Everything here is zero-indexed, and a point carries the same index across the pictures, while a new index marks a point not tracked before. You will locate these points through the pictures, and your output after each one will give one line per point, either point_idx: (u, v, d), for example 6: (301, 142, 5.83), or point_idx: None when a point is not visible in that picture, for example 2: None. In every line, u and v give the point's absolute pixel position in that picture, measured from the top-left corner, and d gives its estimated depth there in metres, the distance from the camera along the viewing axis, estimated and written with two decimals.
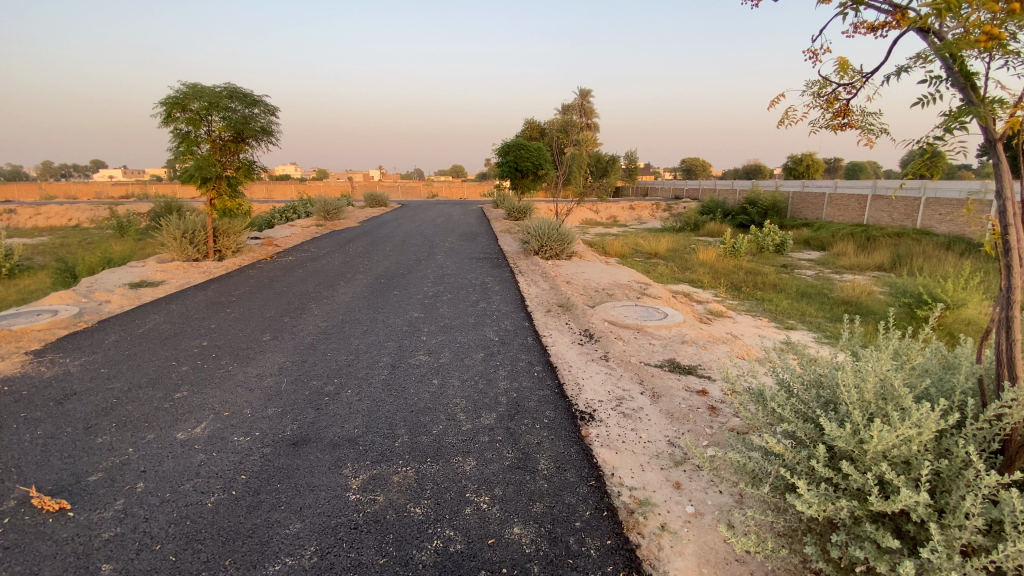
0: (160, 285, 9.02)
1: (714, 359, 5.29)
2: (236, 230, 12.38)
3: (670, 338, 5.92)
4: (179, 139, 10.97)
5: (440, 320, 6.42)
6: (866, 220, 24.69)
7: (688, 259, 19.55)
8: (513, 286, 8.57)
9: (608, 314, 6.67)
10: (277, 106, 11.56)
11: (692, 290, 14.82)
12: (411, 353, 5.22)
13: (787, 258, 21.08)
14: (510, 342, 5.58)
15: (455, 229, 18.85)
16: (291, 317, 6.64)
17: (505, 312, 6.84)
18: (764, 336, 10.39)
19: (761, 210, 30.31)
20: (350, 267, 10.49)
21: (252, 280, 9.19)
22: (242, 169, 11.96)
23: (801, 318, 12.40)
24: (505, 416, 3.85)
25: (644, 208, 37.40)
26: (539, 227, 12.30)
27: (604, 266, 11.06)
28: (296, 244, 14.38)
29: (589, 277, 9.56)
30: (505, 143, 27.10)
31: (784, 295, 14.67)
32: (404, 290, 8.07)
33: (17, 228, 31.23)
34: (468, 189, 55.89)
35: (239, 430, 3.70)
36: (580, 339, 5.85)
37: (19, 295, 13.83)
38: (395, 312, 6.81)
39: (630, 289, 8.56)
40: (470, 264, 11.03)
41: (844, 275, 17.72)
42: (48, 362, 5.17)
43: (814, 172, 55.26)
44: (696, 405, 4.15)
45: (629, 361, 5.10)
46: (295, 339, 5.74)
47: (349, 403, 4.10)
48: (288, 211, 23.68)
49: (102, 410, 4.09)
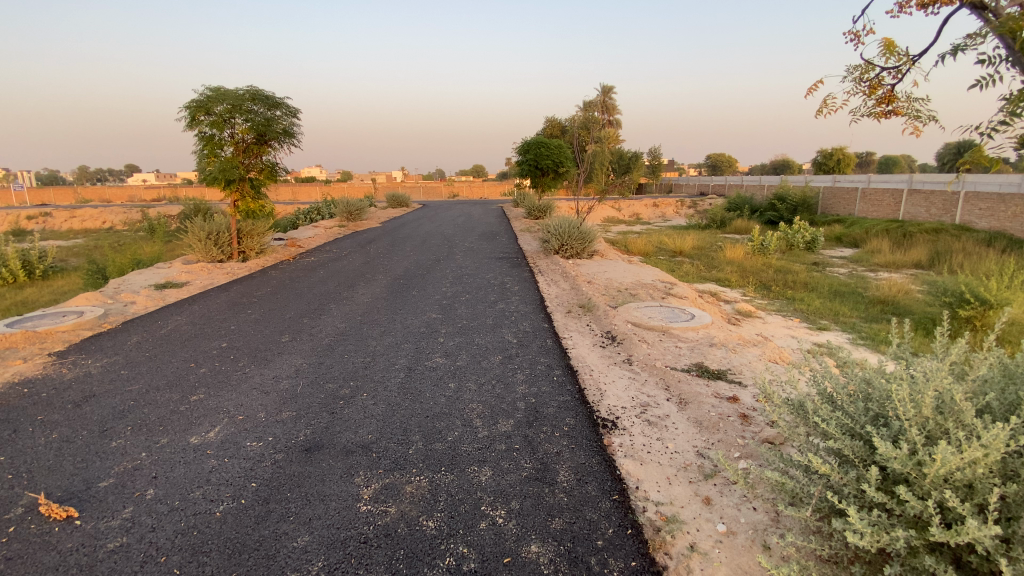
0: (185, 286, 9.16)
1: (745, 364, 5.02)
2: (260, 231, 12.52)
3: (698, 340, 5.66)
4: (204, 142, 11.13)
5: (458, 321, 6.29)
6: (901, 216, 23.69)
7: (714, 258, 19.05)
8: (533, 286, 8.39)
9: (632, 315, 6.44)
10: (298, 107, 11.64)
11: (718, 289, 14.41)
12: (428, 355, 5.10)
13: (818, 255, 20.37)
14: (529, 345, 5.41)
15: (475, 229, 18.78)
16: (310, 317, 6.62)
17: (525, 313, 6.68)
18: (795, 337, 9.99)
19: (790, 206, 29.41)
20: (370, 267, 10.49)
21: (274, 280, 9.25)
22: (265, 171, 12.08)
23: (834, 319, 11.90)
24: (523, 423, 3.67)
25: (667, 206, 36.76)
26: (560, 225, 12.10)
27: (627, 265, 10.79)
28: (318, 244, 14.52)
29: (611, 276, 9.32)
30: (525, 141, 26.96)
31: (815, 294, 14.14)
32: (422, 291, 7.99)
33: (55, 230, 32.54)
34: (489, 189, 55.94)
35: (253, 434, 3.63)
36: (603, 341, 5.65)
37: (54, 296, 14.34)
38: (413, 312, 6.72)
39: (654, 289, 8.30)
40: (490, 264, 10.90)
41: (879, 273, 17.01)
42: (71, 365, 5.29)
43: (845, 167, 53.51)
44: (726, 413, 3.92)
45: (654, 365, 4.89)
46: (312, 340, 5.70)
47: (364, 407, 3.99)
48: (312, 212, 24.03)
49: (119, 414, 4.11)
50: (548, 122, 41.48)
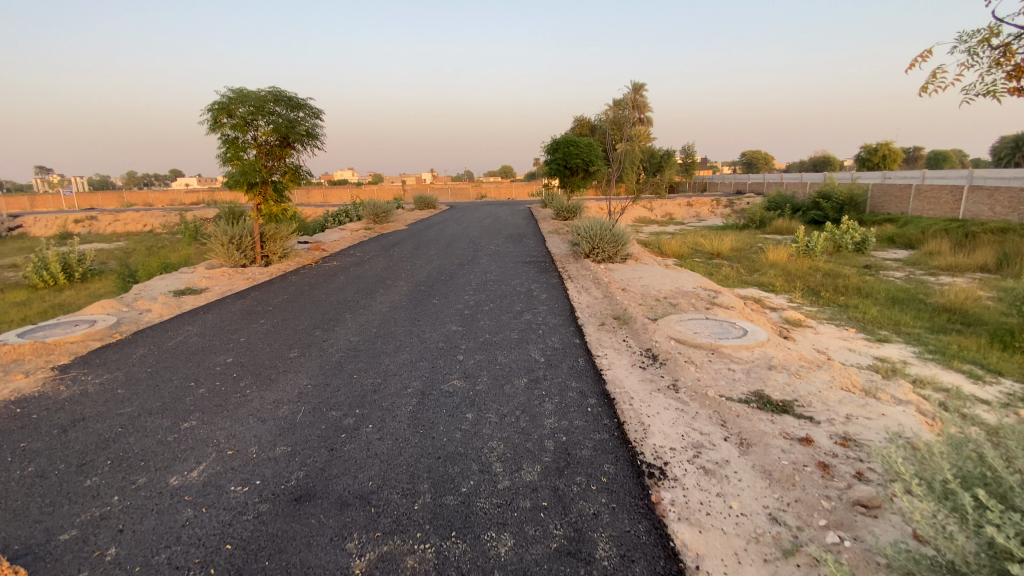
0: (204, 292, 8.92)
1: (814, 395, 4.28)
2: (284, 235, 12.29)
3: (754, 362, 4.94)
4: (227, 144, 10.93)
5: (480, 336, 5.71)
6: (962, 215, 21.91)
7: (755, 260, 17.95)
8: (562, 294, 7.75)
9: (675, 329, 5.73)
10: (320, 108, 11.35)
11: (761, 295, 13.43)
12: (444, 377, 4.52)
13: (869, 258, 19.01)
14: (558, 365, 4.78)
15: (502, 231, 18.26)
16: (324, 329, 6.16)
17: (554, 327, 6.03)
18: (853, 354, 9.03)
19: (836, 205, 27.74)
20: (391, 272, 10.05)
21: (293, 287, 8.91)
22: (288, 174, 11.85)
23: (894, 329, 10.80)
24: (552, 471, 3.06)
25: (703, 205, 35.46)
26: (591, 227, 11.42)
27: (664, 270, 10.03)
28: (343, 248, 14.24)
29: (648, 283, 8.61)
30: (554, 140, 26.33)
31: (870, 301, 13.03)
32: (443, 299, 7.47)
33: (99, 234, 33.83)
34: (517, 189, 55.43)
35: (238, 476, 3.14)
36: (643, 361, 4.98)
37: (86, 300, 14.53)
38: (433, 324, 6.19)
39: (696, 298, 7.57)
40: (516, 268, 10.30)
41: (940, 277, 15.66)
42: (69, 381, 4.96)
43: (892, 162, 50.57)
44: (802, 463, 3.22)
45: (705, 393, 4.21)
46: (322, 356, 5.23)
47: (367, 443, 3.45)
48: (341, 214, 24.00)
49: (102, 443, 3.70)
50: (577, 119, 40.61)
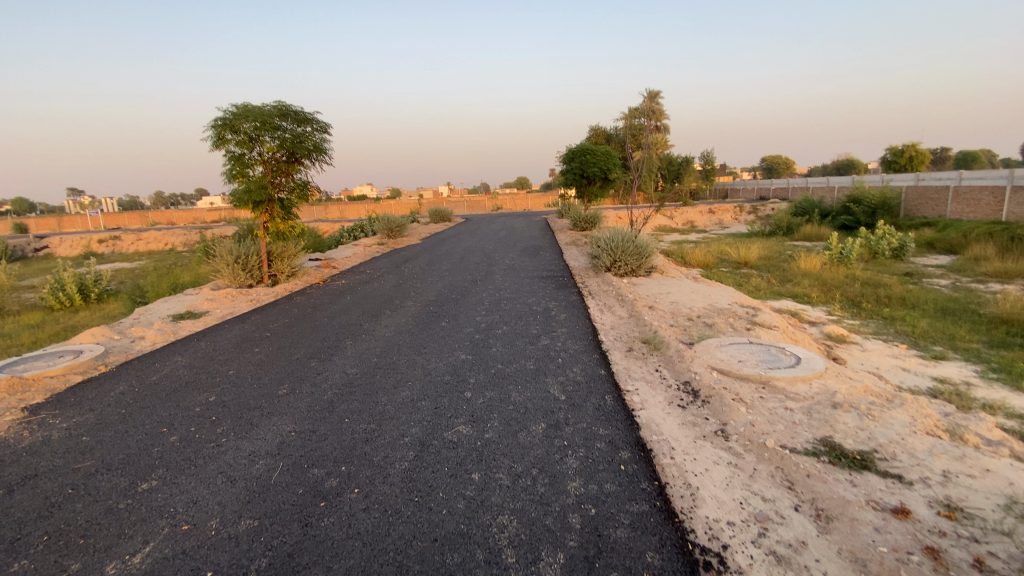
0: (203, 316, 8.47)
1: (897, 444, 3.50)
2: (292, 253, 11.86)
3: (815, 400, 4.18)
4: (232, 161, 10.56)
5: (491, 367, 5.02)
6: (1005, 216, 20.59)
7: (786, 269, 16.96)
8: (583, 314, 7.06)
9: (716, 357, 4.99)
10: (328, 122, 10.94)
11: (797, 307, 12.53)
12: (448, 422, 3.86)
13: (909, 264, 17.87)
14: (582, 406, 4.07)
15: (518, 244, 17.68)
16: (320, 359, 5.56)
17: (576, 354, 5.32)
18: (909, 375, 8.09)
19: (867, 209, 26.48)
20: (400, 291, 9.49)
21: (296, 309, 8.40)
22: (296, 190, 11.45)
23: (951, 345, 9.78)
24: (579, 564, 2.37)
25: (725, 212, 34.45)
26: (612, 238, 10.74)
27: (692, 283, 9.28)
28: (353, 265, 13.78)
29: (677, 299, 7.88)
30: (570, 149, 25.73)
31: (918, 312, 12.03)
32: (453, 322, 6.85)
33: (122, 253, 34.53)
34: (533, 201, 54.95)
35: (188, 565, 2.53)
36: (682, 400, 4.26)
37: (97, 321, 14.31)
38: (439, 352, 5.54)
39: (733, 317, 6.81)
40: (533, 285, 9.62)
41: (991, 284, 14.50)
42: (35, 425, 4.45)
43: (920, 163, 48.71)
44: (906, 549, 2.46)
45: (763, 443, 3.48)
46: (313, 393, 4.63)
47: (349, 516, 2.81)
48: (355, 229, 23.73)
49: (44, 511, 3.13)
50: (594, 129, 40.05)
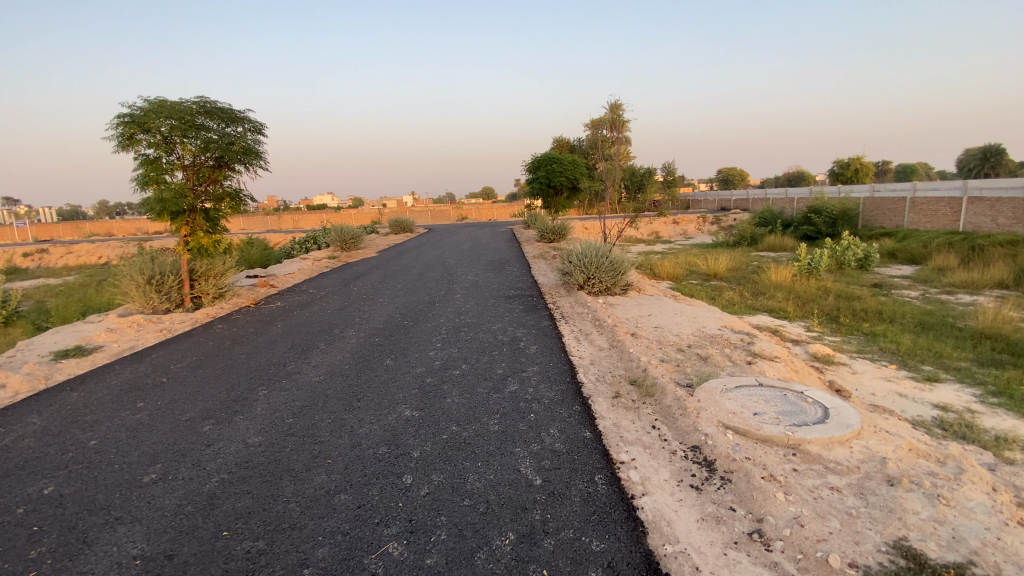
0: (95, 352, 6.89)
1: (999, 550, 2.54)
2: (220, 271, 10.30)
3: (864, 474, 3.22)
4: (144, 165, 8.96)
5: (442, 429, 3.81)
6: (962, 227, 21.01)
7: (757, 281, 16.51)
8: (557, 345, 5.98)
9: (726, 409, 3.96)
10: (263, 122, 9.55)
11: (775, 324, 11.91)
12: (373, 536, 2.65)
13: (875, 275, 17.80)
14: (565, 497, 2.94)
15: (482, 257, 16.56)
16: (217, 421, 4.23)
17: (552, 406, 4.18)
18: (908, 403, 7.42)
19: (828, 219, 26.76)
20: (344, 316, 8.18)
21: (213, 342, 6.96)
22: (225, 200, 9.96)
23: (939, 364, 9.25)
24: None
25: (689, 223, 34.51)
26: (584, 252, 9.75)
27: (674, 303, 8.40)
28: (296, 283, 12.29)
29: (662, 323, 6.93)
30: (535, 157, 24.89)
31: (897, 327, 11.62)
32: (401, 358, 5.62)
33: (50, 268, 31.55)
34: (498, 210, 54.02)
35: None
36: (695, 477, 3.20)
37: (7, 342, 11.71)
38: (377, 405, 4.31)
39: (730, 346, 5.89)
40: (498, 306, 8.51)
41: (959, 295, 14.39)
42: None
43: (865, 176, 50.80)
44: None
45: (824, 561, 2.43)
46: (192, 483, 3.32)
47: None
48: (307, 241, 22.06)
49: None
50: (559, 139, 39.59)
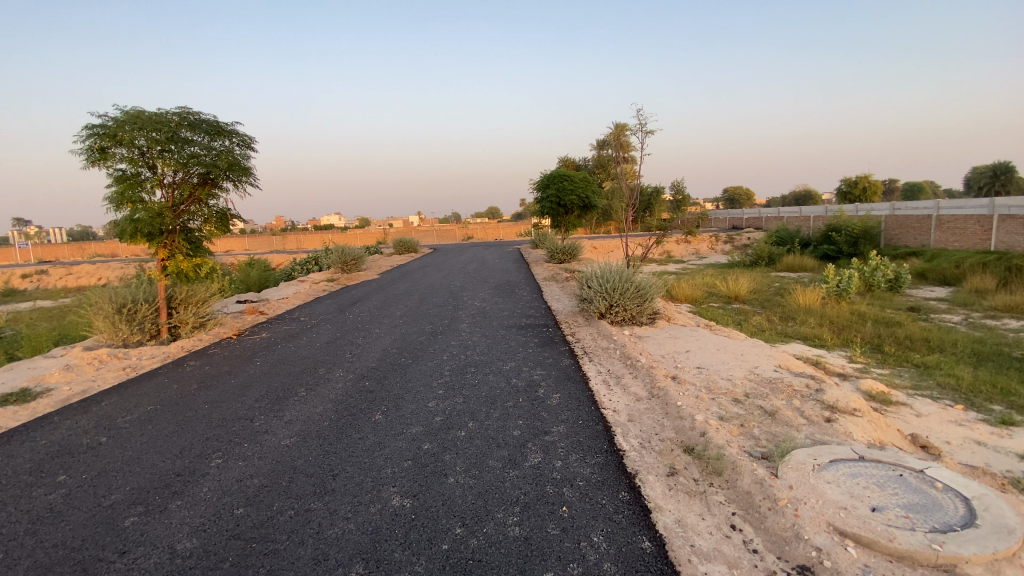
0: (43, 396, 5.92)
1: None
2: (202, 298, 9.38)
3: None
4: (118, 182, 8.07)
5: (443, 534, 2.74)
6: (994, 246, 19.84)
7: (783, 305, 15.41)
8: (584, 394, 4.93)
9: (832, 501, 2.90)
10: (252, 135, 8.70)
11: (812, 353, 10.78)
12: None
13: (908, 298, 16.65)
14: None
15: (489, 279, 15.61)
16: (147, 511, 3.18)
17: (590, 493, 3.12)
18: (995, 454, 6.25)
19: (848, 238, 25.64)
20: (335, 350, 7.17)
21: (179, 384, 5.96)
22: (209, 221, 9.08)
23: (1011, 404, 8.04)
24: None
25: (701, 242, 33.50)
26: (604, 276, 8.76)
27: (710, 335, 7.35)
28: (289, 309, 11.35)
29: (703, 362, 5.88)
30: (545, 175, 24.16)
31: (949, 357, 10.45)
32: (393, 412, 4.59)
33: (47, 290, 30.93)
34: (504, 230, 53.59)
35: None
36: None
37: None
38: (357, 488, 3.26)
39: (796, 396, 4.80)
40: (509, 339, 7.49)
41: (1008, 319, 13.21)
42: None
43: (874, 195, 49.89)
44: None
45: None
46: None
47: None
48: (308, 262, 21.22)
49: None
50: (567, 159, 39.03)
